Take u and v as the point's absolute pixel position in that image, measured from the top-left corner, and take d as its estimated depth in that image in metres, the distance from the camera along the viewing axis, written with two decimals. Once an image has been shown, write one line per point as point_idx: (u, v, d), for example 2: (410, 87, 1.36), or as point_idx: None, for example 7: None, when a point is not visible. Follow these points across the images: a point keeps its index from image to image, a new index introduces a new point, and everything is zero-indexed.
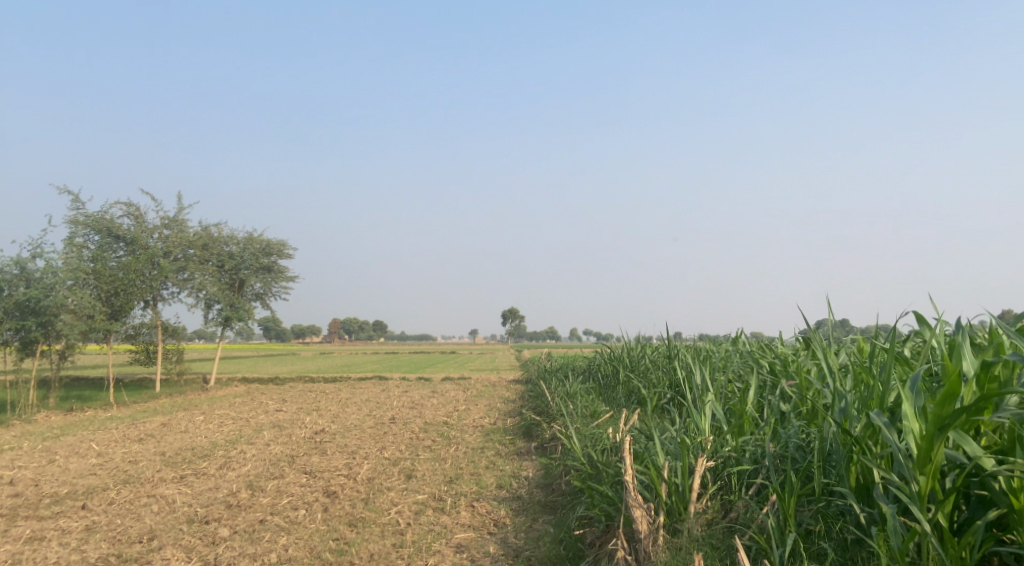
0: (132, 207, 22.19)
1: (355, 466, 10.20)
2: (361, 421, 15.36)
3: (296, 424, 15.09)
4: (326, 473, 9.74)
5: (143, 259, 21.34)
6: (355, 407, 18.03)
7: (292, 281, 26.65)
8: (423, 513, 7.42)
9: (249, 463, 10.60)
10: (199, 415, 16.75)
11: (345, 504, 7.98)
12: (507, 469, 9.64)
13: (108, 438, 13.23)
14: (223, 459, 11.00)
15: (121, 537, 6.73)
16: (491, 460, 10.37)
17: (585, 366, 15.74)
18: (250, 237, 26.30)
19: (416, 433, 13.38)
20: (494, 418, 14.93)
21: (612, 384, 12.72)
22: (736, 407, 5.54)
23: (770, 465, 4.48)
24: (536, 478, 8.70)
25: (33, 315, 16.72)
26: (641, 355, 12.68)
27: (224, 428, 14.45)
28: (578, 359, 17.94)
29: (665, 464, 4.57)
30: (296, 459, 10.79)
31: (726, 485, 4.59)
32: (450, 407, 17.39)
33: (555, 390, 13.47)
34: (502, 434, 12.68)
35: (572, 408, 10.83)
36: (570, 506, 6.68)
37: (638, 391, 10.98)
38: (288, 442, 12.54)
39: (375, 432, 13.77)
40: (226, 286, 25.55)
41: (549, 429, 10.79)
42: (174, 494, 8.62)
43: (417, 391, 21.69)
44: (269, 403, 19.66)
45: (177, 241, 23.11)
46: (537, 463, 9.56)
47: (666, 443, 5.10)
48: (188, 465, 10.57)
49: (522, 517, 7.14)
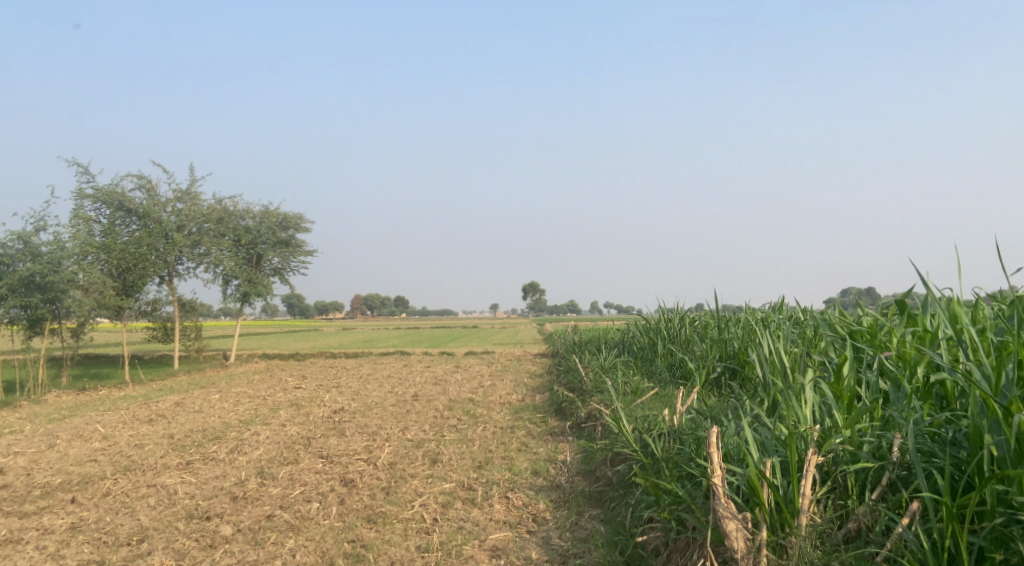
0: (143, 179, 21.42)
1: (375, 449, 9.33)
2: (383, 399, 14.52)
3: (314, 402, 14.28)
4: (344, 457, 8.88)
5: (155, 233, 20.54)
6: (376, 384, 17.20)
7: (311, 254, 25.84)
8: (451, 507, 6.54)
9: (261, 446, 9.78)
10: (214, 394, 16.02)
11: (364, 495, 7.13)
12: (542, 452, 8.71)
13: (116, 419, 12.53)
14: (234, 442, 10.22)
15: (107, 540, 6.08)
16: (523, 442, 9.44)
17: (619, 338, 14.72)
18: (267, 210, 25.48)
19: (441, 412, 12.47)
20: (522, 394, 13.98)
21: (650, 357, 11.71)
22: (831, 387, 4.64)
23: (899, 461, 3.62)
24: (576, 463, 7.76)
25: (40, 292, 16.05)
26: (688, 325, 11.60)
27: (239, 407, 13.70)
28: (611, 330, 16.91)
29: (765, 463, 3.69)
30: (312, 442, 9.97)
31: (839, 487, 3.74)
32: (475, 382, 16.50)
33: (589, 364, 12.46)
34: (533, 412, 11.73)
35: (614, 383, 9.84)
36: (623, 500, 5.79)
37: (684, 366, 9.96)
38: (305, 422, 11.72)
39: (397, 410, 12.91)
40: (243, 261, 24.81)
41: (587, 407, 9.85)
42: (176, 483, 7.87)
43: (440, 366, 20.87)
44: (288, 380, 18.91)
45: (191, 215, 22.30)
46: (575, 445, 8.63)
47: (755, 433, 4.19)
48: (195, 448, 9.79)
49: (565, 511, 6.23)
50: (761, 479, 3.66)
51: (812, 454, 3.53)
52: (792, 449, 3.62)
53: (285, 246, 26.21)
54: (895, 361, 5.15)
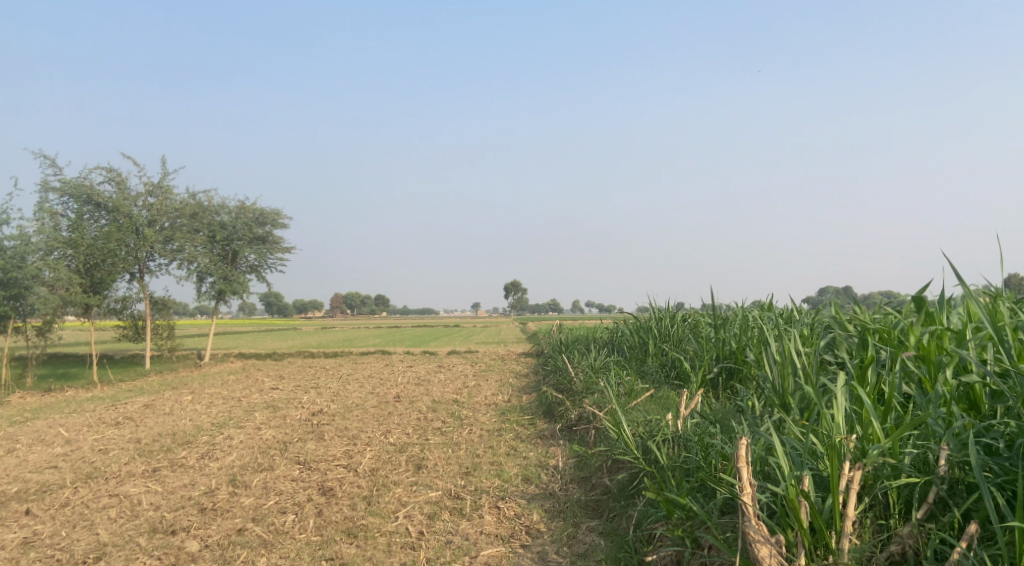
0: (113, 173, 20.75)
1: (356, 454, 8.84)
2: (363, 400, 14.01)
3: (292, 404, 13.74)
4: (322, 463, 8.38)
5: (125, 228, 19.86)
6: (356, 384, 16.66)
7: (289, 251, 25.23)
8: (438, 518, 6.08)
9: (234, 451, 9.26)
10: (186, 395, 15.42)
11: (343, 505, 6.65)
12: (532, 457, 8.27)
13: (81, 422, 11.91)
14: (205, 446, 9.68)
15: (61, 559, 5.62)
16: (512, 446, 8.99)
17: (607, 336, 14.30)
18: (243, 206, 24.81)
19: (424, 414, 11.98)
20: (508, 395, 13.54)
21: (640, 357, 11.30)
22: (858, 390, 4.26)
23: (946, 475, 3.30)
24: (569, 469, 7.33)
25: (2, 288, 15.49)
26: (680, 324, 11.21)
27: (212, 409, 13.13)
28: (597, 329, 16.49)
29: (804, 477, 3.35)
30: (288, 446, 9.45)
31: (879, 504, 3.44)
32: (459, 383, 16.02)
33: (578, 364, 12.04)
34: (520, 414, 11.31)
35: (607, 383, 9.42)
36: (625, 512, 5.37)
37: (679, 366, 9.57)
38: (281, 425, 11.20)
39: (378, 412, 12.41)
40: (218, 258, 24.15)
41: (578, 409, 9.44)
42: (140, 494, 7.36)
43: (422, 366, 20.36)
44: (264, 380, 18.31)
45: (162, 210, 21.61)
46: (566, 450, 8.21)
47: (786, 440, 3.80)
48: (163, 454, 9.24)
49: (561, 522, 5.79)
50: (799, 497, 3.34)
51: (856, 472, 3.19)
52: (832, 466, 3.28)
53: (262, 243, 25.57)
54: (918, 360, 4.82)
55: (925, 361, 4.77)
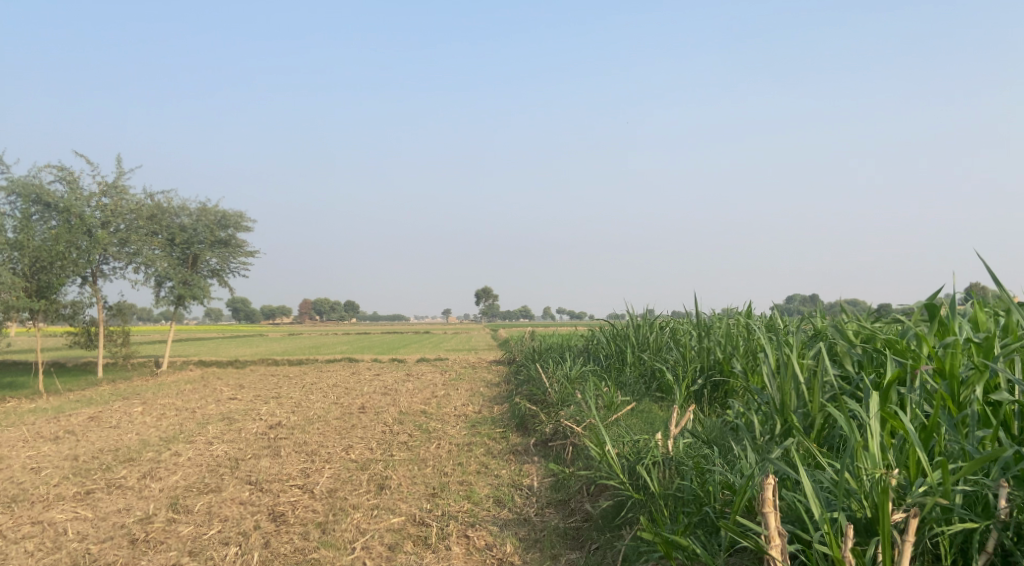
0: (65, 171, 19.80)
1: (313, 473, 8.14)
2: (326, 411, 13.27)
3: (248, 416, 12.94)
4: (275, 484, 7.67)
5: (76, 229, 18.91)
6: (319, 394, 15.87)
7: (252, 256, 24.37)
8: (400, 550, 5.46)
9: (180, 470, 8.49)
10: (136, 406, 14.51)
11: (294, 534, 6.00)
12: (505, 476, 7.65)
13: (17, 437, 11.02)
14: (149, 464, 8.90)
15: None
16: (483, 462, 8.36)
17: (583, 344, 13.73)
18: (204, 207, 23.86)
19: (389, 426, 11.30)
20: (478, 406, 12.91)
21: (617, 366, 10.75)
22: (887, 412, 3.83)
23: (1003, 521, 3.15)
24: (544, 491, 6.73)
25: None
26: (659, 333, 10.69)
27: (162, 422, 12.29)
28: (571, 337, 15.91)
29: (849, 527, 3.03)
30: (240, 464, 8.71)
31: (928, 551, 3.30)
32: (427, 392, 15.33)
33: (552, 374, 11.44)
34: (491, 426, 10.70)
35: (585, 395, 8.86)
36: (607, 547, 4.77)
37: (660, 377, 9.05)
38: (235, 440, 10.44)
39: (340, 425, 11.69)
40: (177, 262, 23.18)
41: (554, 423, 8.86)
42: (67, 521, 6.62)
43: (389, 374, 19.64)
44: (223, 390, 17.44)
45: (117, 211, 20.65)
46: (542, 469, 7.61)
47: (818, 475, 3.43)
48: (101, 474, 8.44)
49: (536, 553, 5.20)
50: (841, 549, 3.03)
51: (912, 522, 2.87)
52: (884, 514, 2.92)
53: (224, 247, 24.64)
54: (937, 375, 4.37)
55: (945, 375, 4.31)
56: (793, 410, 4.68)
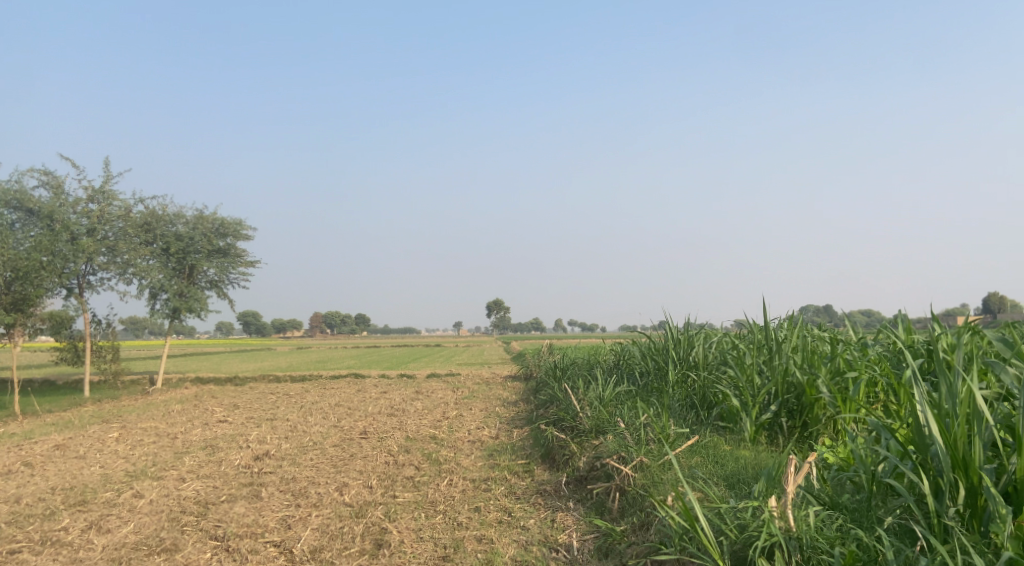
0: (49, 175, 18.45)
1: (295, 524, 6.56)
2: (323, 437, 11.72)
3: (235, 443, 11.38)
4: (245, 541, 6.12)
5: (58, 236, 17.52)
6: (319, 416, 14.31)
7: (253, 266, 22.95)
8: None
9: (135, 519, 6.92)
10: (113, 431, 12.98)
11: None
12: (534, 527, 6.08)
13: None
14: (101, 509, 7.37)
15: None
16: (505, 507, 6.77)
17: (612, 359, 12.11)
18: (201, 215, 22.44)
19: (393, 455, 9.73)
20: (495, 430, 11.32)
21: (656, 386, 9.13)
22: None
23: None
24: (589, 555, 5.25)
25: None
26: (705, 345, 9.02)
27: (134, 451, 10.76)
28: (596, 351, 14.22)
29: None
30: (208, 510, 7.15)
31: None
32: (437, 412, 13.75)
33: (580, 394, 9.82)
34: (512, 456, 9.11)
35: (629, 424, 7.26)
36: None
37: (721, 402, 7.47)
38: (212, 475, 8.89)
39: (336, 454, 10.12)
40: (173, 273, 21.71)
41: (590, 457, 7.29)
42: None
43: (397, 391, 18.04)
44: (214, 411, 15.88)
45: (105, 218, 19.26)
46: (581, 520, 6.03)
47: None
48: (39, 524, 6.92)
49: None
50: None
51: None
52: None
53: (223, 256, 23.20)
54: None
55: None
56: (980, 466, 3.53)
